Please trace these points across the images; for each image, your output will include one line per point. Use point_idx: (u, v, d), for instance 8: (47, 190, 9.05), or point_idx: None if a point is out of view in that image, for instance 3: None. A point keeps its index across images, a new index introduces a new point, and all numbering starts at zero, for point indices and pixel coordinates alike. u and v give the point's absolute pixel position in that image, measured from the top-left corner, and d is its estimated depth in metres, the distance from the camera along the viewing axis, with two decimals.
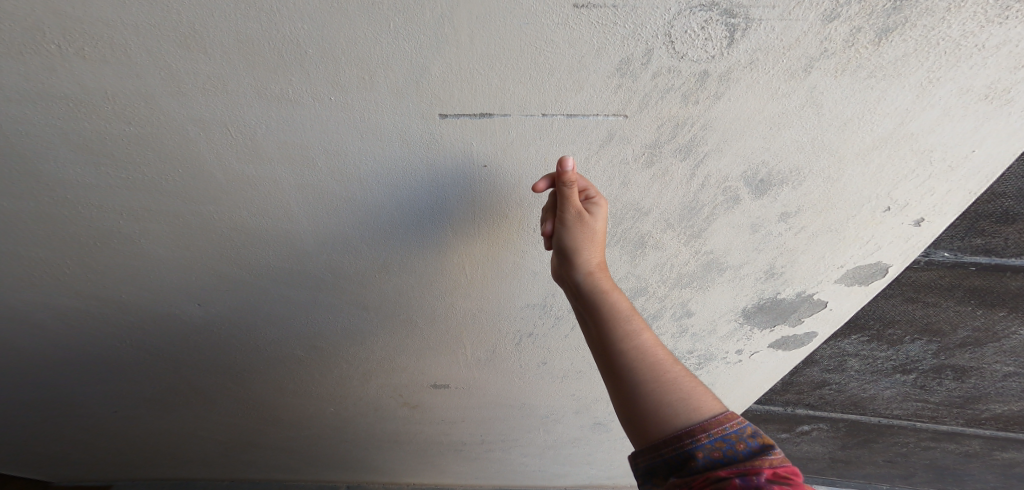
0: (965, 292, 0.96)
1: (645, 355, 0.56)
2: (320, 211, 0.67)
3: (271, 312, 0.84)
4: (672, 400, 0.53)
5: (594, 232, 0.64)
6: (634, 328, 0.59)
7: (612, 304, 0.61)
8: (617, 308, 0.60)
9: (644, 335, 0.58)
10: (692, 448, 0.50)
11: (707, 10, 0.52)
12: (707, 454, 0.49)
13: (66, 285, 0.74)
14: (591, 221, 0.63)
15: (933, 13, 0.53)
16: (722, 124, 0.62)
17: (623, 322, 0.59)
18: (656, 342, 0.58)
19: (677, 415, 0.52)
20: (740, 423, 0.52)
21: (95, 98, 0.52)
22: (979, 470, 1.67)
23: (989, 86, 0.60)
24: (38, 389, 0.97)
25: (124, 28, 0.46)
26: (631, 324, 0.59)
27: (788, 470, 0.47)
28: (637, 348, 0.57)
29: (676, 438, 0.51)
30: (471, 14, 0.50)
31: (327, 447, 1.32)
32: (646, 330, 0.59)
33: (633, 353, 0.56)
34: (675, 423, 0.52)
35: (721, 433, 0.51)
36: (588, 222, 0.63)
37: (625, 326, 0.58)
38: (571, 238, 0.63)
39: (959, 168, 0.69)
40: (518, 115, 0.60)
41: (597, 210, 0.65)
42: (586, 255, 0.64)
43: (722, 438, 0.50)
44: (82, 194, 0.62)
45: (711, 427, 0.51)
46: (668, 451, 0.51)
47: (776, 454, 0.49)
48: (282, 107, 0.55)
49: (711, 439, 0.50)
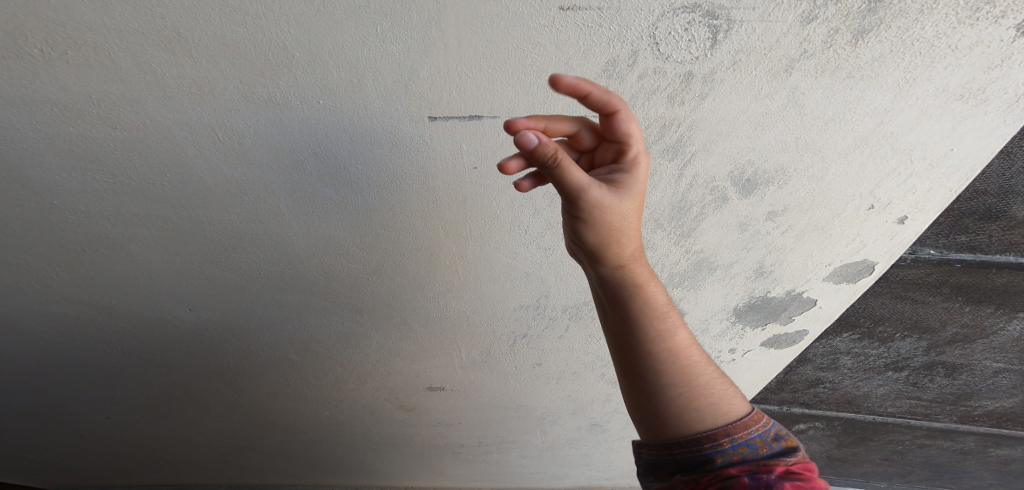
0: (953, 288, 0.96)
1: (679, 357, 0.54)
2: (312, 214, 0.68)
3: (263, 316, 0.84)
4: (699, 405, 0.53)
5: (624, 218, 0.50)
6: (671, 326, 0.55)
7: (648, 301, 0.55)
8: (654, 304, 0.55)
9: (680, 334, 0.55)
10: (712, 452, 0.50)
11: (690, 12, 0.53)
12: (727, 459, 0.50)
13: (55, 290, 0.74)
14: (623, 204, 0.50)
15: (906, 15, 0.54)
16: (707, 124, 0.63)
17: (659, 321, 0.55)
18: (691, 342, 0.56)
19: (701, 420, 0.52)
20: (764, 426, 0.53)
21: (81, 103, 0.52)
22: (975, 467, 1.67)
23: (965, 86, 0.61)
24: (30, 396, 0.97)
25: (109, 32, 0.46)
26: (668, 323, 0.55)
27: (803, 467, 0.50)
28: (673, 348, 0.54)
29: (695, 442, 0.51)
30: (457, 18, 0.50)
31: (324, 452, 1.32)
32: (681, 328, 0.56)
33: (667, 354, 0.54)
34: (698, 427, 0.52)
35: (744, 437, 0.51)
36: (621, 206, 0.49)
37: (661, 326, 0.55)
38: (595, 229, 0.50)
39: (940, 166, 0.70)
40: (507, 117, 0.60)
41: (635, 185, 0.50)
42: (618, 246, 0.53)
43: (745, 444, 0.51)
44: (70, 199, 0.62)
45: (736, 432, 0.51)
46: (682, 452, 0.52)
47: (796, 456, 0.51)
48: (270, 111, 0.55)
49: (733, 444, 0.50)
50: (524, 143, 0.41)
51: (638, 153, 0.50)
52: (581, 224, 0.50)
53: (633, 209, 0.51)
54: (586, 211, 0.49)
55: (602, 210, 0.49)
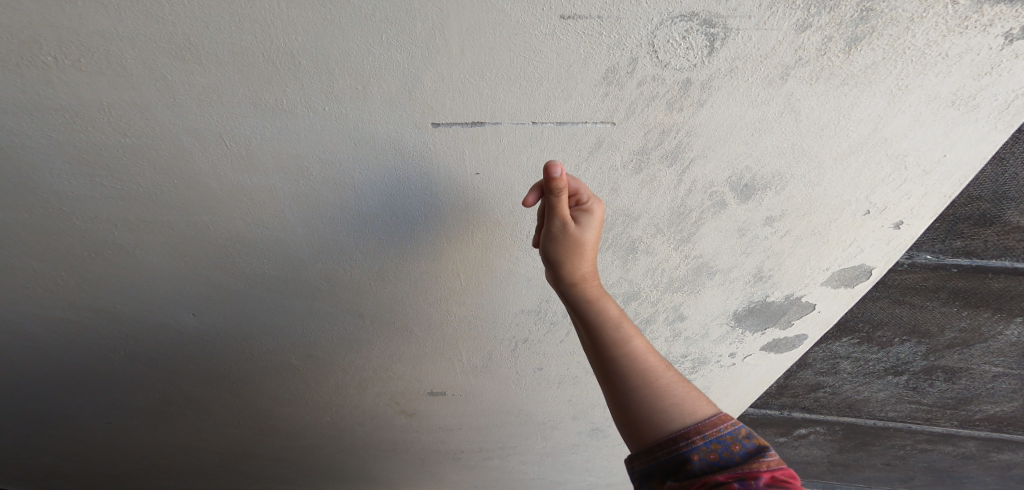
0: (950, 293, 0.97)
1: (636, 361, 0.57)
2: (315, 219, 0.68)
3: (266, 321, 0.85)
4: (665, 407, 0.54)
5: (580, 243, 0.61)
6: (626, 335, 0.59)
7: (602, 311, 0.61)
8: (608, 315, 0.60)
9: (635, 342, 0.59)
10: (687, 451, 0.51)
11: (687, 20, 0.54)
12: (703, 457, 0.50)
13: (60, 295, 0.75)
14: (578, 232, 0.61)
15: (897, 23, 0.55)
16: (706, 130, 0.64)
17: (615, 330, 0.59)
18: (647, 348, 0.59)
19: (671, 420, 0.53)
20: (735, 425, 0.53)
21: (91, 109, 0.53)
22: (977, 472, 1.67)
23: (956, 93, 0.62)
24: (32, 400, 0.97)
25: (121, 41, 0.47)
26: (623, 332, 0.59)
27: (785, 473, 0.48)
28: (628, 355, 0.57)
29: (671, 441, 0.52)
30: (460, 26, 0.52)
31: (325, 458, 1.31)
32: (637, 336, 0.59)
33: (626, 360, 0.57)
34: (670, 427, 0.53)
35: (715, 435, 0.52)
36: (580, 233, 0.61)
37: (617, 334, 0.59)
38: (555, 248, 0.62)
39: (934, 172, 0.71)
40: (510, 124, 0.61)
41: (589, 218, 0.62)
42: (573, 266, 0.62)
43: (717, 440, 0.51)
44: (77, 204, 0.62)
45: (706, 429, 0.52)
46: (663, 454, 0.52)
47: (773, 457, 0.50)
48: (276, 117, 0.56)
49: (706, 442, 0.51)
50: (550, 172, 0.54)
51: (593, 198, 0.62)
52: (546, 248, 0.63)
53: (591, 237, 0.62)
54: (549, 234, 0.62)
55: (558, 235, 0.61)
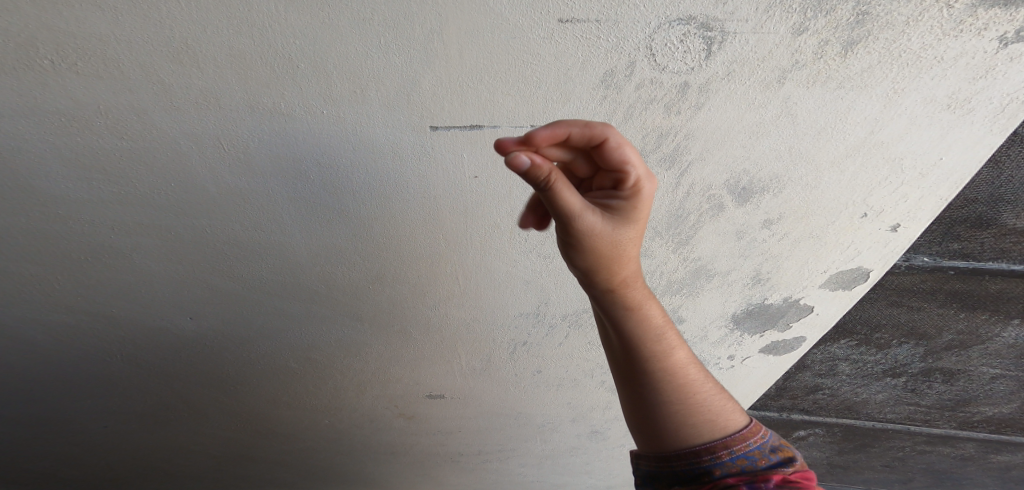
0: (948, 295, 0.97)
1: (677, 375, 0.56)
2: (314, 223, 0.68)
3: (264, 325, 0.85)
4: (695, 421, 0.56)
5: (617, 247, 0.50)
6: (669, 346, 0.57)
7: (646, 322, 0.56)
8: (651, 324, 0.56)
9: (677, 352, 0.58)
10: (710, 464, 0.53)
11: (685, 24, 0.54)
12: (726, 470, 0.53)
13: (56, 299, 0.74)
14: (618, 235, 0.50)
15: (893, 27, 0.56)
16: (703, 133, 0.64)
17: (657, 342, 0.56)
18: (689, 359, 0.58)
19: (699, 434, 0.55)
20: (761, 439, 0.56)
21: (89, 113, 0.53)
22: (975, 473, 1.67)
23: (951, 96, 0.62)
24: (27, 404, 0.96)
25: (119, 43, 0.47)
26: (666, 342, 0.57)
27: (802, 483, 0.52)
28: (669, 369, 0.56)
29: (694, 454, 0.54)
30: (458, 30, 0.52)
31: (323, 461, 1.31)
32: (679, 346, 0.58)
33: (666, 374, 0.56)
34: (697, 441, 0.55)
35: (743, 450, 0.54)
36: (616, 237, 0.50)
37: (660, 346, 0.56)
38: (591, 256, 0.51)
39: (930, 175, 0.72)
40: (508, 127, 0.61)
41: (627, 213, 0.50)
42: (613, 273, 0.53)
43: (743, 455, 0.54)
44: (74, 208, 0.62)
45: (734, 445, 0.54)
46: (681, 465, 0.54)
47: (792, 467, 0.54)
48: (275, 120, 0.56)
49: (732, 457, 0.53)
50: (516, 165, 0.41)
51: (638, 179, 0.48)
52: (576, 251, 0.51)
53: (630, 237, 0.51)
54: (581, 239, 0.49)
55: (597, 239, 0.49)
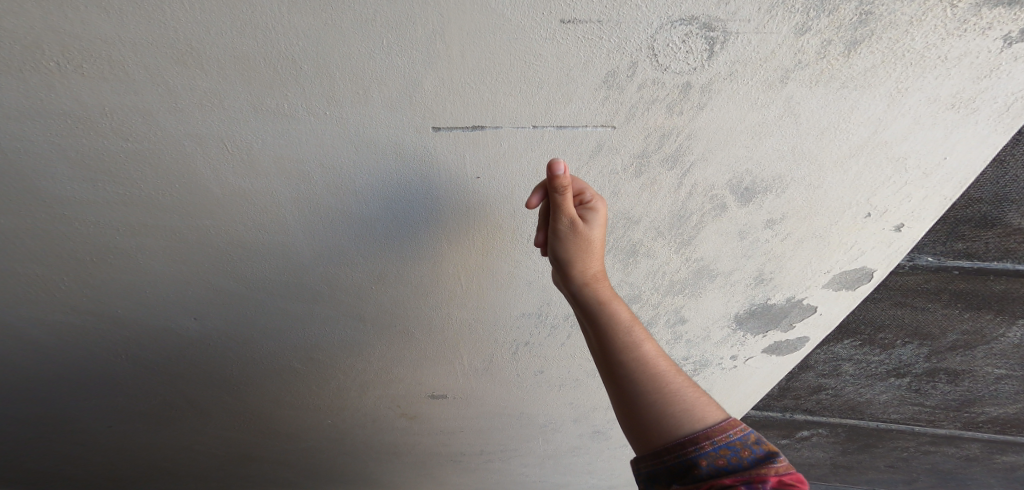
0: (953, 295, 0.97)
1: (648, 365, 0.56)
2: (316, 223, 0.69)
3: (267, 325, 0.85)
4: (675, 412, 0.54)
5: (588, 242, 0.61)
6: (636, 339, 0.59)
7: (613, 314, 0.60)
8: (618, 318, 0.60)
9: (645, 346, 0.58)
10: (696, 456, 0.50)
11: (687, 24, 0.54)
12: (711, 462, 0.50)
13: (61, 299, 0.75)
14: (588, 231, 0.61)
15: (897, 26, 0.55)
16: (706, 133, 0.64)
17: (624, 333, 0.59)
18: (658, 353, 0.58)
19: (680, 426, 0.53)
20: (744, 430, 0.53)
21: (93, 114, 0.53)
22: (980, 474, 1.66)
23: (956, 96, 0.62)
24: (33, 404, 0.97)
25: (123, 45, 0.48)
26: (633, 335, 0.59)
27: (794, 479, 0.48)
28: (640, 360, 0.57)
29: (679, 446, 0.51)
30: (460, 31, 0.52)
31: (326, 461, 1.31)
32: (648, 340, 0.59)
33: (636, 364, 0.56)
34: (678, 432, 0.52)
35: (725, 440, 0.51)
36: (585, 232, 0.61)
37: (626, 337, 0.58)
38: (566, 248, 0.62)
39: (934, 174, 0.71)
40: (510, 128, 0.61)
41: (595, 216, 0.62)
42: (583, 266, 0.62)
43: (726, 446, 0.51)
44: (79, 209, 0.63)
45: (716, 434, 0.52)
46: (670, 458, 0.51)
47: (781, 462, 0.50)
48: (277, 121, 0.56)
49: (715, 447, 0.51)
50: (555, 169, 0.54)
51: (598, 194, 0.63)
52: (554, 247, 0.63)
53: (596, 235, 0.62)
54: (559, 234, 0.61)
55: (571, 235, 0.61)
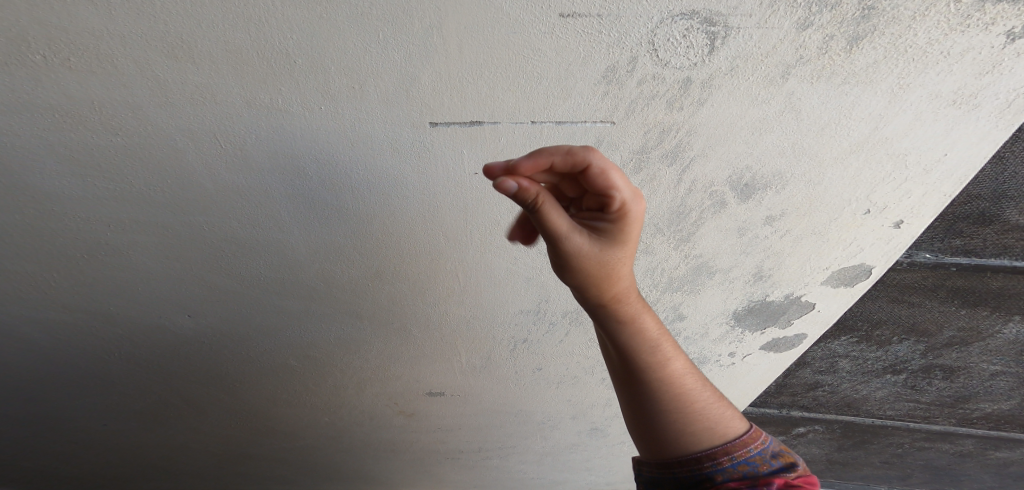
0: (950, 292, 0.97)
1: (673, 385, 0.55)
2: (312, 220, 0.68)
3: (263, 322, 0.84)
4: (695, 430, 0.55)
5: (604, 266, 0.50)
6: (664, 356, 0.56)
7: (641, 332, 0.55)
8: (646, 336, 0.55)
9: (673, 362, 0.56)
10: (712, 470, 0.52)
11: (688, 19, 0.53)
12: (727, 476, 0.52)
13: (53, 297, 0.74)
14: (606, 255, 0.50)
15: (899, 22, 0.55)
16: (706, 130, 0.64)
17: (651, 353, 0.55)
18: (685, 368, 0.57)
19: (699, 442, 0.54)
20: (762, 445, 0.56)
21: (83, 109, 0.52)
22: (974, 470, 1.67)
23: (957, 92, 0.62)
24: (25, 403, 0.96)
25: (113, 38, 0.46)
26: (661, 353, 0.56)
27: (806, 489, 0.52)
28: (666, 379, 0.55)
29: (695, 461, 0.53)
30: (458, 24, 0.51)
31: (323, 458, 1.31)
32: (675, 355, 0.57)
33: (661, 384, 0.55)
34: (697, 448, 0.54)
35: (743, 456, 0.54)
36: (602, 257, 0.49)
37: (654, 357, 0.55)
38: (579, 273, 0.51)
39: (934, 171, 0.71)
40: (508, 123, 0.61)
41: (614, 238, 0.49)
42: (603, 289, 0.52)
43: (744, 461, 0.54)
44: (70, 205, 0.62)
45: (735, 451, 0.54)
46: (683, 470, 0.54)
47: (794, 474, 0.53)
48: (272, 117, 0.55)
49: (733, 463, 0.53)
50: (504, 189, 0.43)
51: (624, 202, 0.47)
52: (563, 268, 0.51)
53: (617, 256, 0.50)
54: (567, 257, 0.49)
55: (582, 259, 0.49)
